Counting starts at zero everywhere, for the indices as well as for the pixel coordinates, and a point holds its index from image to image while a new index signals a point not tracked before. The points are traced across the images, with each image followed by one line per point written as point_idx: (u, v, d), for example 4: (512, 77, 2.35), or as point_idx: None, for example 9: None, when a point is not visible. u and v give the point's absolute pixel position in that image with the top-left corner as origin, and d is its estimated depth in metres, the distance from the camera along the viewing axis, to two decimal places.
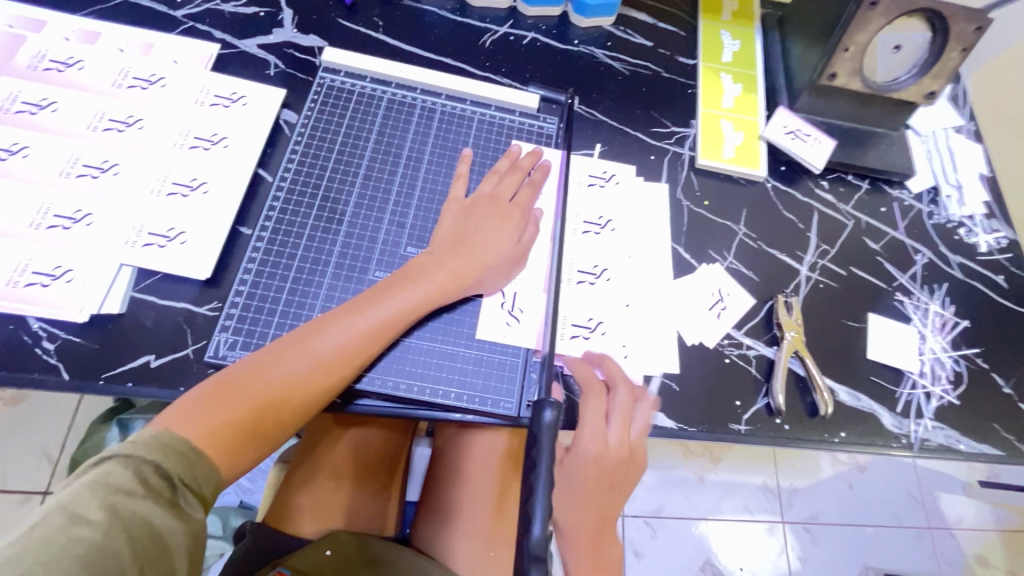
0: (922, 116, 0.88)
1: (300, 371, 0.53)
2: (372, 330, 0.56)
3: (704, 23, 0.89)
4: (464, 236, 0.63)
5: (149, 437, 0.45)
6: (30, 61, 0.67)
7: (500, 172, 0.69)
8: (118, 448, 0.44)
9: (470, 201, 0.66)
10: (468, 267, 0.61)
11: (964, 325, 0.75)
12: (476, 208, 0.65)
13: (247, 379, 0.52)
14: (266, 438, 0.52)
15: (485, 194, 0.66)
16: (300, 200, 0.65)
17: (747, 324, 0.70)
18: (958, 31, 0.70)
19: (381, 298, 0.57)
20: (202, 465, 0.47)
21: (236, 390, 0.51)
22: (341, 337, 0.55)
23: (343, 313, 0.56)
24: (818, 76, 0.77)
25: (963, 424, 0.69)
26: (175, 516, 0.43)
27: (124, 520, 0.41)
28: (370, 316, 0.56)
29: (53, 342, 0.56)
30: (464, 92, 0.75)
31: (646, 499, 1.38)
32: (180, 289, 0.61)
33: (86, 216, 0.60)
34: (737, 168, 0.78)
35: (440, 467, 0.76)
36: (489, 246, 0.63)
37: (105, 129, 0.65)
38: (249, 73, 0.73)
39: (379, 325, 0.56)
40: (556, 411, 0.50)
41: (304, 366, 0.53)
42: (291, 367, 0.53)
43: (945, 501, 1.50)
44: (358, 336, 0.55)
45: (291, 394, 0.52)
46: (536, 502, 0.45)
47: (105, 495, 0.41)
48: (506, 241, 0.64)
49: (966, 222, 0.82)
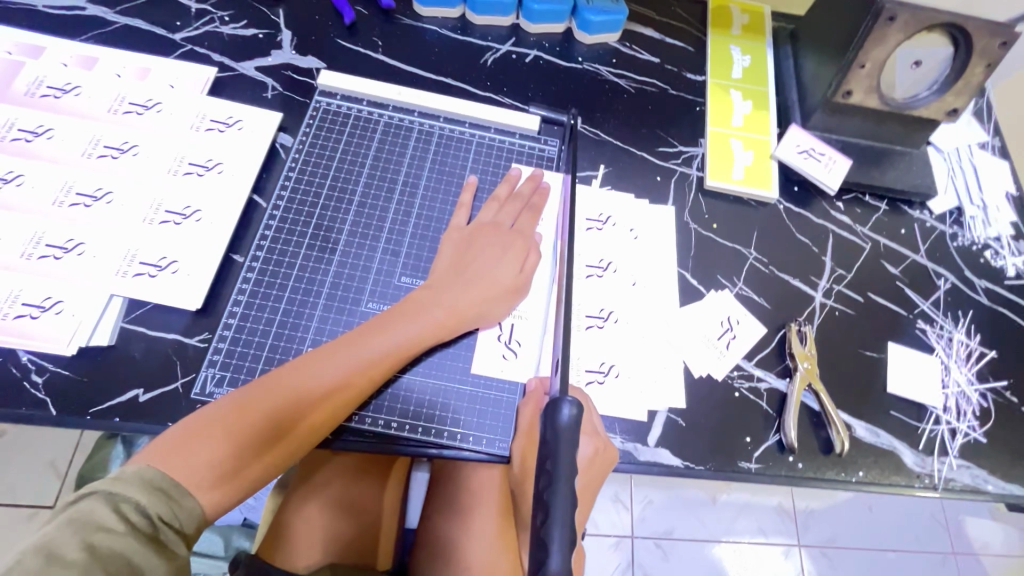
0: (944, 132, 0.84)
1: (288, 410, 0.51)
2: (364, 365, 0.54)
3: (713, 38, 0.86)
4: (460, 268, 0.61)
5: (131, 475, 0.44)
6: (27, 87, 0.66)
7: (504, 195, 0.68)
8: (100, 484, 0.43)
9: (467, 234, 0.64)
10: (468, 302, 0.59)
11: (991, 355, 0.71)
12: (475, 238, 0.63)
13: (236, 414, 0.50)
14: (254, 471, 0.50)
15: (483, 222, 0.65)
16: (293, 227, 0.64)
17: (758, 354, 0.67)
18: (982, 46, 0.67)
19: (378, 331, 0.56)
20: (184, 503, 0.45)
21: (224, 422, 0.49)
22: (334, 371, 0.53)
23: (338, 346, 0.55)
24: (833, 93, 0.74)
25: (992, 463, 0.65)
26: (157, 553, 0.42)
27: (105, 559, 0.40)
28: (366, 350, 0.55)
29: (41, 375, 0.55)
30: (464, 114, 0.73)
31: (655, 519, 1.34)
32: (171, 320, 0.59)
33: (78, 245, 0.60)
34: (748, 190, 0.75)
35: (437, 498, 0.74)
36: (488, 277, 0.61)
37: (99, 156, 0.64)
38: (246, 96, 0.72)
39: (374, 359, 0.55)
40: (577, 409, 0.39)
41: (291, 404, 0.51)
42: (282, 400, 0.51)
43: (970, 525, 1.44)
44: (351, 370, 0.54)
45: (276, 433, 0.51)
46: (554, 552, 0.34)
47: (86, 533, 0.40)
48: (505, 270, 0.62)
49: (991, 244, 0.78)
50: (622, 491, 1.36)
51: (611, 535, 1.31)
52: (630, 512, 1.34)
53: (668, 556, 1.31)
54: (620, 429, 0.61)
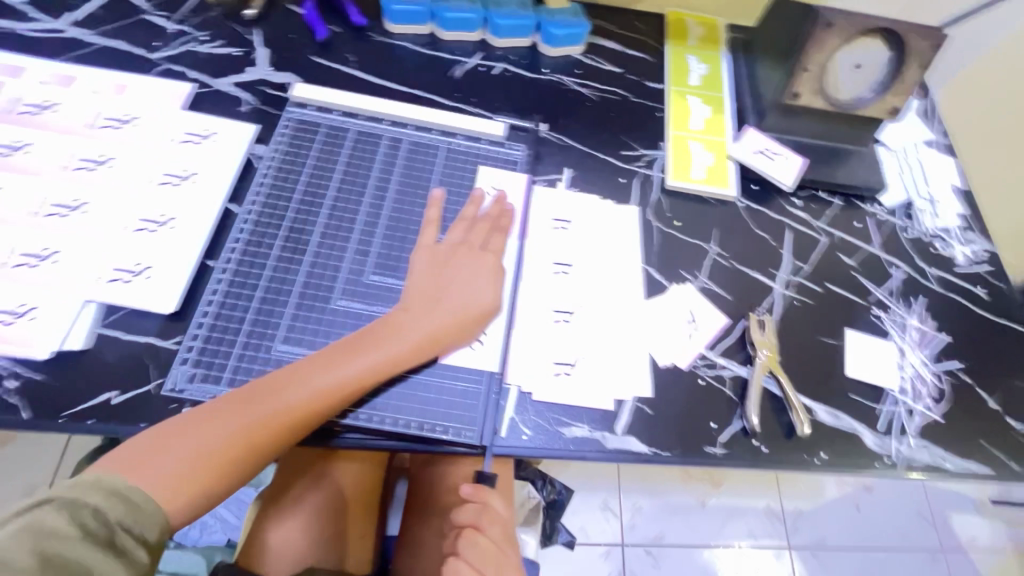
0: (892, 131, 0.89)
1: (250, 427, 0.52)
2: (332, 389, 0.55)
3: (671, 49, 0.91)
4: (433, 292, 0.63)
5: (92, 481, 0.45)
6: (6, 105, 0.69)
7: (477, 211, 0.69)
8: (57, 492, 0.43)
9: (439, 255, 0.65)
10: (442, 326, 0.61)
11: (944, 339, 0.73)
12: (449, 260, 0.65)
13: (200, 429, 0.51)
14: (220, 483, 0.51)
15: (458, 246, 0.67)
16: (265, 232, 0.66)
17: (720, 344, 0.69)
18: (916, 48, 0.72)
19: (349, 354, 0.57)
20: (145, 510, 0.46)
21: (194, 435, 0.51)
22: (306, 389, 0.54)
23: (312, 368, 0.56)
24: (781, 96, 0.79)
25: (950, 442, 0.67)
26: (111, 559, 0.42)
27: (57, 566, 0.41)
28: (339, 370, 0.56)
29: (14, 380, 0.56)
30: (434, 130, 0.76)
31: (646, 527, 1.34)
32: (145, 323, 0.61)
33: (54, 253, 0.61)
34: (707, 188, 0.78)
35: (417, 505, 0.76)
36: (461, 298, 0.63)
37: (76, 169, 0.66)
38: (222, 110, 0.75)
39: (345, 381, 0.56)
40: None
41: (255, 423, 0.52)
42: (247, 420, 0.52)
43: (957, 521, 1.45)
44: (321, 394, 0.55)
45: (237, 450, 0.51)
46: None
47: (38, 539, 0.41)
48: (480, 293, 0.64)
49: (941, 234, 0.81)
50: (611, 499, 1.36)
51: (602, 544, 1.31)
52: (620, 520, 1.34)
53: (659, 564, 1.30)
54: (588, 418, 0.63)
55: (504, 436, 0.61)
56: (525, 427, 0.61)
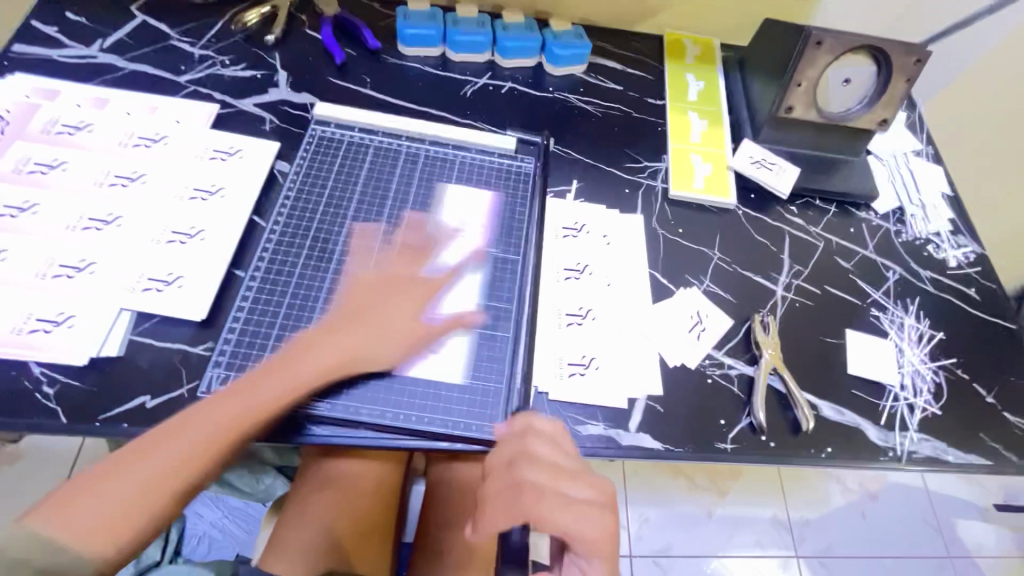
0: (881, 142, 0.94)
1: (160, 471, 0.51)
2: (232, 422, 0.55)
3: (670, 68, 0.96)
4: (361, 314, 0.64)
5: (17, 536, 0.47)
6: (43, 126, 0.72)
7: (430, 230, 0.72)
8: None
9: (374, 280, 0.66)
10: (350, 348, 0.61)
11: (940, 337, 0.77)
12: (376, 284, 0.66)
13: (113, 476, 0.51)
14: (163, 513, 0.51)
15: (390, 271, 0.68)
16: (291, 241, 0.69)
17: (726, 345, 0.72)
18: (900, 63, 0.76)
19: (258, 383, 0.57)
20: (58, 556, 0.48)
21: (122, 477, 0.51)
22: (203, 428, 0.54)
23: (229, 390, 0.56)
24: (776, 109, 0.83)
25: (950, 435, 0.70)
26: None
27: None
28: (254, 399, 0.56)
29: (52, 386, 0.58)
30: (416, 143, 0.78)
31: (654, 538, 1.35)
32: (177, 330, 0.63)
33: (89, 264, 0.64)
34: (708, 197, 0.82)
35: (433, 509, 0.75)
36: (325, 324, 0.63)
37: (110, 185, 0.69)
38: (246, 129, 0.79)
39: (277, 403, 0.56)
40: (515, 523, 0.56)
41: (162, 466, 0.52)
42: (151, 463, 0.51)
43: (963, 528, 1.46)
44: (226, 427, 0.54)
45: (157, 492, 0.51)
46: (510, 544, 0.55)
47: None
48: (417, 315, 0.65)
49: (932, 238, 0.85)
50: (618, 510, 1.37)
51: None
52: (628, 531, 1.34)
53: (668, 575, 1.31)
54: (602, 416, 0.65)
55: None
56: None
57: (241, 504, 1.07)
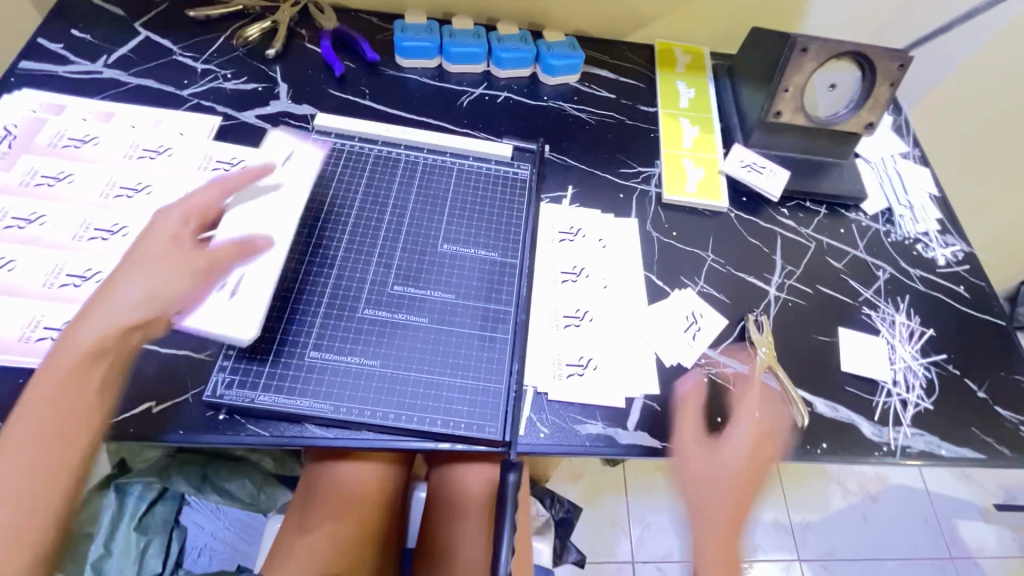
0: (869, 145, 0.96)
1: (5, 475, 0.48)
2: (42, 412, 0.52)
3: (661, 76, 0.98)
4: (163, 260, 0.60)
5: None
6: (50, 140, 0.74)
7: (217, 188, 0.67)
8: None
9: (171, 236, 0.62)
10: (102, 331, 0.56)
11: (931, 334, 0.78)
12: (166, 240, 0.62)
13: None
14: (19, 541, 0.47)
15: (178, 220, 0.64)
16: (294, 248, 0.70)
17: (721, 344, 0.73)
18: (884, 69, 0.79)
19: (54, 368, 0.54)
20: None
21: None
22: (27, 427, 0.51)
23: (53, 395, 0.52)
24: (765, 115, 0.85)
25: (942, 430, 0.71)
26: None
27: None
28: (48, 384, 0.53)
29: None
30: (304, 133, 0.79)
31: (656, 543, 1.35)
32: (182, 337, 0.64)
33: (95, 273, 0.65)
34: (700, 201, 0.84)
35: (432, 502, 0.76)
36: (115, 305, 0.57)
37: (115, 196, 0.71)
38: (248, 140, 0.80)
39: (54, 406, 0.52)
40: (514, 481, 0.56)
41: (9, 469, 0.49)
42: (2, 469, 0.48)
43: (964, 529, 1.47)
44: (51, 419, 0.51)
45: (28, 498, 0.48)
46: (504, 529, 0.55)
47: None
48: (177, 282, 0.60)
49: (921, 238, 0.87)
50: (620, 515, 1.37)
51: (613, 561, 1.31)
52: (630, 536, 1.34)
53: None
54: (601, 416, 0.66)
55: (525, 434, 0.64)
56: (542, 425, 0.65)
57: (242, 514, 1.08)
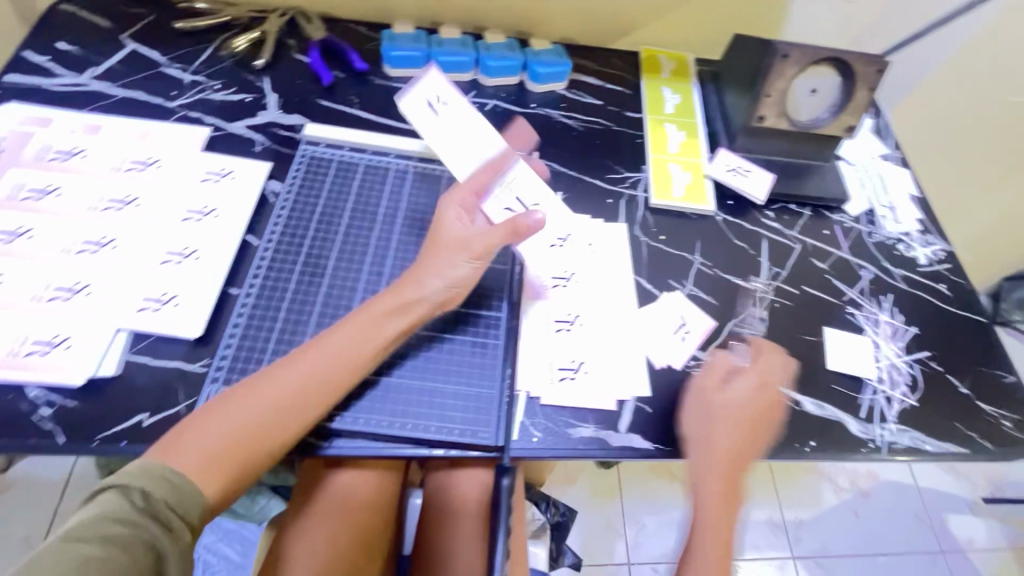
0: (850, 148, 0.98)
1: (266, 405, 0.55)
2: (326, 367, 0.58)
3: (647, 82, 1.00)
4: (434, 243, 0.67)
5: (136, 468, 0.49)
6: (38, 153, 0.74)
7: (494, 165, 0.73)
8: (116, 479, 0.48)
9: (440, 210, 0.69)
10: (390, 301, 0.62)
11: (914, 332, 0.80)
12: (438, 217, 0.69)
13: (200, 424, 0.53)
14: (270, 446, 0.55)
15: (459, 198, 0.70)
16: (285, 258, 0.71)
17: (710, 345, 0.74)
18: (863, 74, 0.81)
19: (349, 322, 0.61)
20: (184, 489, 0.49)
21: (235, 414, 0.54)
22: (294, 375, 0.57)
23: (336, 343, 0.59)
24: (749, 119, 0.86)
25: (926, 426, 0.72)
26: (161, 530, 0.47)
27: (127, 542, 0.45)
28: (348, 338, 0.60)
29: (50, 408, 0.59)
30: (424, 116, 0.73)
31: (652, 544, 1.36)
32: (172, 348, 0.64)
33: (85, 286, 0.65)
34: (687, 205, 0.85)
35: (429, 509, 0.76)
36: (424, 289, 0.63)
37: (104, 209, 0.71)
38: (237, 151, 0.81)
39: (337, 363, 0.59)
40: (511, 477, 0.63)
41: (263, 404, 0.55)
42: (266, 397, 0.55)
43: (953, 522, 1.49)
44: (306, 376, 0.57)
45: (259, 432, 0.54)
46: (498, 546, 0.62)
47: (103, 522, 0.45)
48: (457, 259, 0.65)
49: (903, 238, 0.89)
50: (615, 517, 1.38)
51: (609, 564, 1.32)
52: (625, 537, 1.35)
53: None
54: (593, 419, 0.67)
55: (518, 439, 0.64)
56: (535, 430, 0.65)
57: (236, 525, 1.08)
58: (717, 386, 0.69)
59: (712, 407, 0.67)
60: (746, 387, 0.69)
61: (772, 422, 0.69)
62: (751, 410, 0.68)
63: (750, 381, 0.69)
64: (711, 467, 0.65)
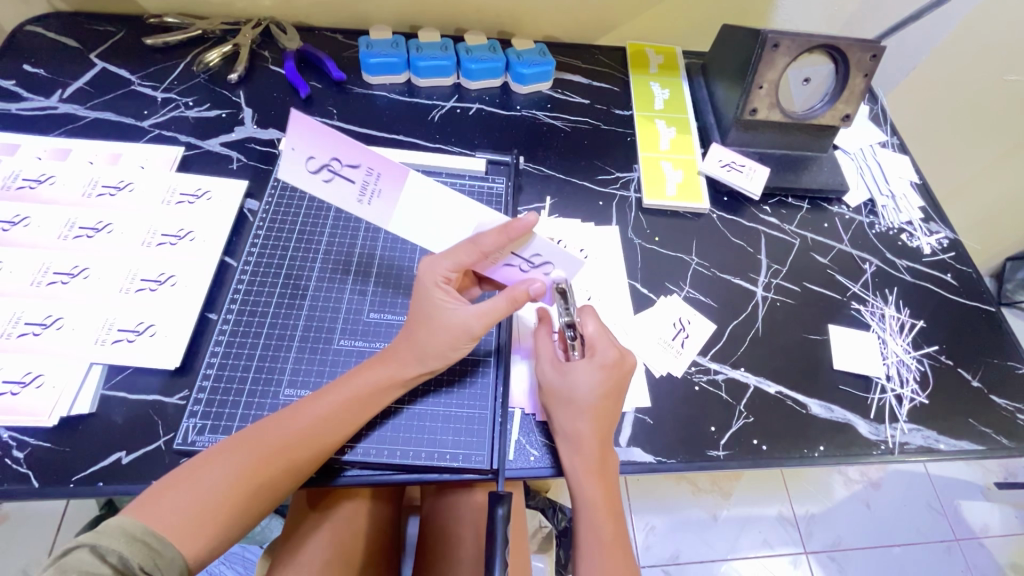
0: (847, 136, 0.95)
1: (265, 456, 0.52)
2: (330, 419, 0.55)
3: (634, 77, 0.97)
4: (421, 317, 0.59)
5: (113, 527, 0.45)
6: (4, 182, 0.71)
7: (478, 246, 0.57)
8: (86, 538, 0.44)
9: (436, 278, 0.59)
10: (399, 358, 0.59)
11: (921, 325, 0.77)
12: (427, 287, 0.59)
13: (194, 473, 0.50)
14: (258, 506, 0.52)
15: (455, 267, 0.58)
16: (264, 281, 0.68)
17: (711, 350, 0.72)
18: (857, 60, 0.78)
19: (358, 375, 0.58)
20: (165, 553, 0.46)
21: (230, 463, 0.51)
22: (304, 421, 0.54)
23: (343, 398, 0.56)
24: (741, 112, 0.83)
25: (939, 424, 0.70)
26: None
27: None
28: (353, 390, 0.57)
29: (23, 450, 0.57)
30: (351, 196, 0.57)
31: (662, 546, 1.33)
32: (150, 380, 0.62)
33: (57, 320, 0.63)
34: (681, 204, 0.82)
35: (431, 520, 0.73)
36: (421, 357, 0.58)
37: (75, 237, 0.68)
38: (213, 169, 0.78)
39: (338, 413, 0.56)
40: (506, 506, 0.54)
41: (263, 452, 0.52)
42: (264, 450, 0.52)
43: (967, 508, 1.46)
44: (310, 427, 0.54)
45: (259, 478, 0.51)
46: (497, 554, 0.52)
47: None
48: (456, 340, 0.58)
49: (905, 228, 0.86)
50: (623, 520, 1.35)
51: None
52: (634, 540, 1.33)
53: None
54: None
55: (514, 460, 0.62)
56: (532, 448, 0.63)
57: (238, 546, 1.05)
58: (551, 372, 0.62)
59: (577, 397, 0.59)
60: (591, 379, 0.59)
61: (613, 408, 0.60)
62: (595, 401, 0.59)
63: (600, 368, 0.60)
64: (590, 465, 0.58)
